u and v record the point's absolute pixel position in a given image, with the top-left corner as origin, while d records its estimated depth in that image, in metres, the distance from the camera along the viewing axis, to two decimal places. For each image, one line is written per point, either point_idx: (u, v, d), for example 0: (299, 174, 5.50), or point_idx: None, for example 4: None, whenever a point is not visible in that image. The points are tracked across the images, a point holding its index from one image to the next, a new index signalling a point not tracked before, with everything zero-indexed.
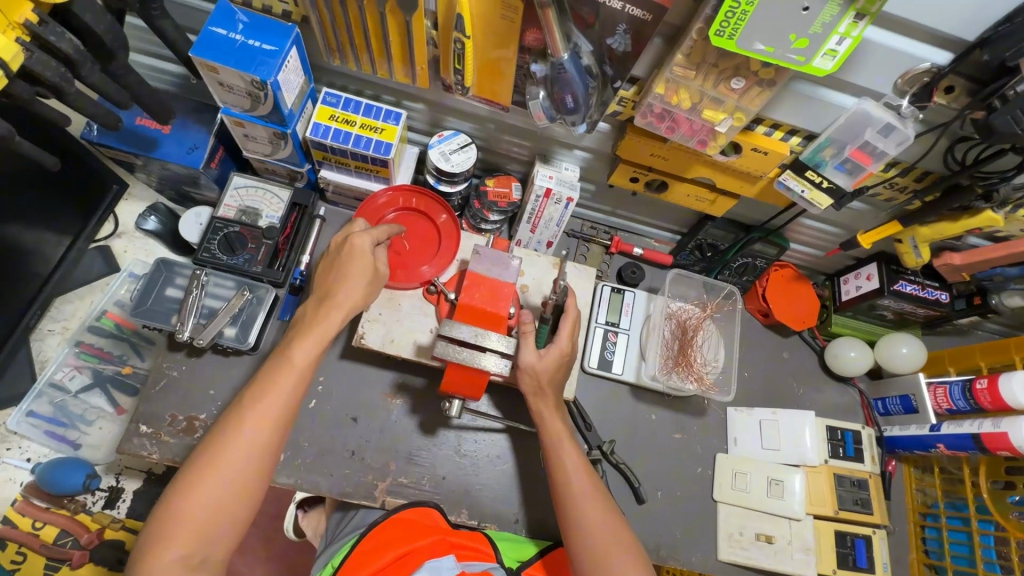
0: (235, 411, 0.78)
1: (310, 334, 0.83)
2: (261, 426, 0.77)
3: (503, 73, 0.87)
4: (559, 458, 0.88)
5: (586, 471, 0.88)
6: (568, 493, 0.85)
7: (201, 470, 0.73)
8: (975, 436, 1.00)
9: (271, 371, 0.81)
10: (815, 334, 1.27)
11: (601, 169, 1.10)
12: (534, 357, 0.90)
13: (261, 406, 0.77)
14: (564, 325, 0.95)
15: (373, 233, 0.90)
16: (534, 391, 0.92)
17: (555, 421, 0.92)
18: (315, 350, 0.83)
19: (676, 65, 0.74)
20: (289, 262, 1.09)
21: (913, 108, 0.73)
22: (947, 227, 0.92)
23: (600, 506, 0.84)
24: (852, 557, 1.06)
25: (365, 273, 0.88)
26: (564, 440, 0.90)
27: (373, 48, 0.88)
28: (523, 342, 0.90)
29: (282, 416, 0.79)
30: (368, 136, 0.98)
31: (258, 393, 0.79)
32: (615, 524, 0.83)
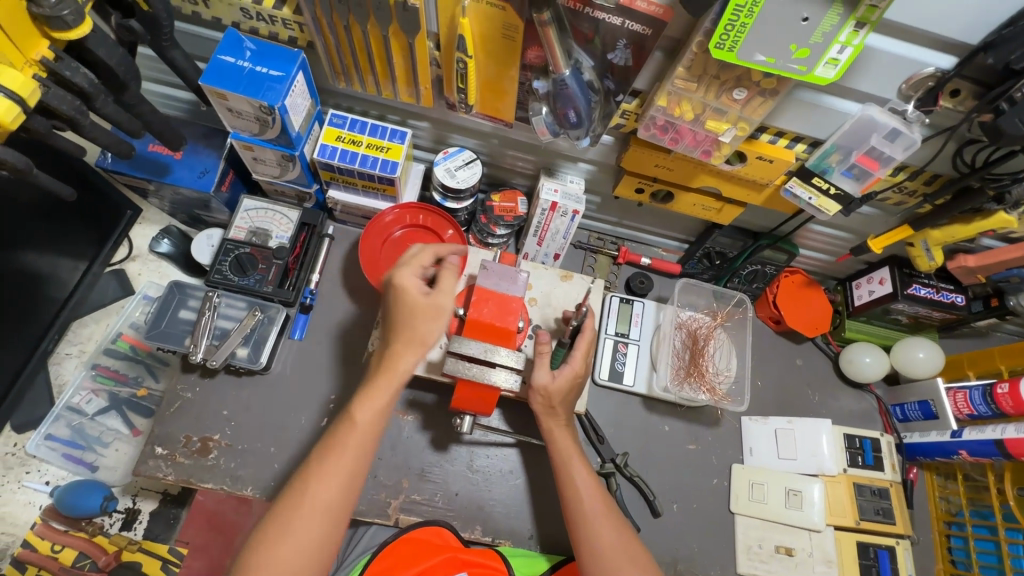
0: (303, 473, 0.76)
1: (374, 389, 0.80)
2: (330, 485, 0.74)
3: (505, 91, 0.88)
4: (569, 476, 0.87)
5: (597, 489, 0.87)
6: (578, 511, 0.84)
7: (274, 536, 0.71)
8: (998, 442, 0.98)
9: (337, 431, 0.78)
10: (829, 340, 1.25)
11: (606, 180, 1.10)
12: (549, 377, 0.90)
13: (328, 465, 0.75)
14: (581, 341, 0.95)
15: (414, 266, 0.85)
16: (546, 413, 0.92)
17: (565, 440, 0.91)
18: (379, 405, 0.79)
19: (677, 78, 0.74)
20: (299, 281, 1.11)
21: (919, 112, 0.73)
22: (960, 230, 0.91)
23: (612, 522, 0.83)
24: (876, 569, 1.03)
25: (419, 312, 0.81)
26: (574, 458, 0.89)
27: (377, 70, 0.89)
28: (539, 363, 0.90)
29: (349, 474, 0.76)
30: (375, 156, 1.00)
31: (324, 452, 0.77)
32: (625, 537, 0.82)
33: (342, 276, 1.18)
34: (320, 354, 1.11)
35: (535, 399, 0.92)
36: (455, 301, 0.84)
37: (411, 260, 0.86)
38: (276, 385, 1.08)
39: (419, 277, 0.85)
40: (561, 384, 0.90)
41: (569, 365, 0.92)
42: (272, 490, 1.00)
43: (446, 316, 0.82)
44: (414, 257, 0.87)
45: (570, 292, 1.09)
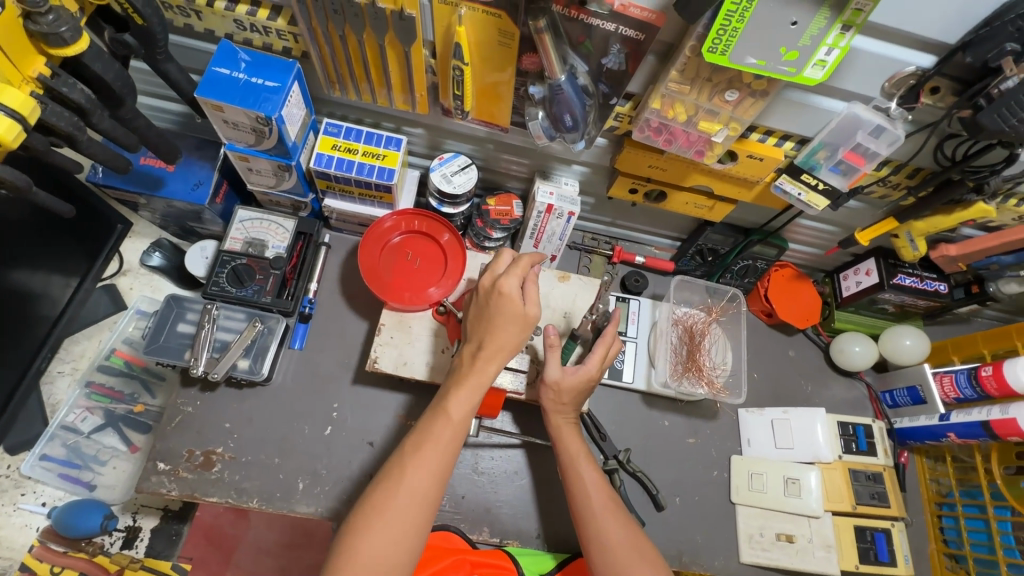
0: (397, 459, 0.76)
1: (467, 386, 0.80)
2: (425, 474, 0.74)
3: (501, 97, 0.89)
4: (575, 475, 0.89)
5: (604, 488, 0.88)
6: (585, 509, 0.86)
7: (371, 517, 0.71)
8: (984, 424, 1.01)
9: (429, 423, 0.79)
10: (819, 331, 1.29)
11: (599, 181, 1.12)
12: (559, 372, 0.92)
13: (422, 455, 0.75)
14: (599, 347, 0.94)
15: (518, 274, 0.84)
16: (556, 413, 0.95)
17: (571, 441, 0.93)
18: (471, 401, 0.80)
19: (671, 80, 0.76)
20: (297, 290, 1.10)
21: (902, 109, 0.76)
22: (943, 220, 0.94)
23: (619, 517, 0.84)
24: (874, 552, 1.06)
25: (516, 321, 0.82)
26: (581, 458, 0.91)
27: (373, 78, 0.90)
28: (549, 356, 0.93)
29: (441, 466, 0.76)
30: (371, 163, 1.00)
31: (418, 441, 0.77)
32: (631, 531, 0.83)
33: (339, 284, 1.18)
34: (321, 363, 1.11)
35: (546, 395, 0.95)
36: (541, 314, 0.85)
37: (513, 267, 0.85)
38: (278, 396, 1.08)
39: (518, 284, 0.85)
40: (572, 387, 0.92)
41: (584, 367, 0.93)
42: (278, 501, 1.00)
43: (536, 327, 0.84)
44: (514, 264, 0.86)
45: (568, 293, 1.11)
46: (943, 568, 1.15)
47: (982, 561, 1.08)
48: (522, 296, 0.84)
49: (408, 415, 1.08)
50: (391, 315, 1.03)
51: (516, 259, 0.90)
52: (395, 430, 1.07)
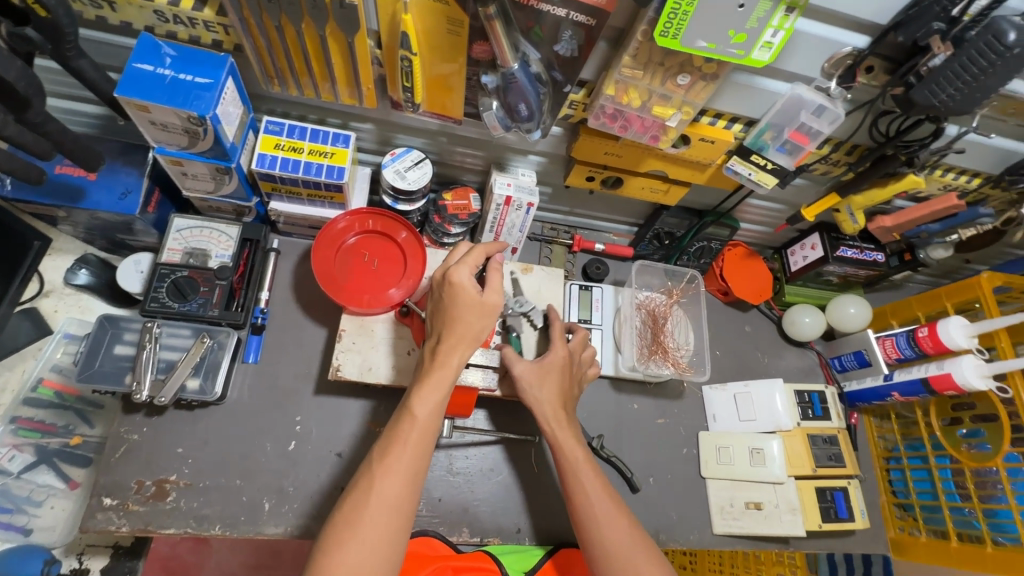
0: (365, 469, 0.72)
1: (431, 383, 0.76)
2: (396, 480, 0.70)
3: (453, 88, 0.86)
4: (574, 480, 0.84)
5: (605, 491, 0.83)
6: (587, 516, 0.81)
7: (342, 533, 0.67)
8: (924, 380, 1.09)
9: (395, 427, 0.74)
10: (771, 305, 1.35)
11: (555, 171, 1.12)
12: (532, 365, 0.90)
13: (390, 461, 0.71)
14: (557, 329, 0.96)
15: (469, 263, 0.82)
16: (550, 414, 0.89)
17: (569, 444, 0.87)
18: (438, 399, 0.75)
19: (624, 66, 0.76)
20: (247, 301, 1.04)
21: (841, 89, 0.78)
22: (878, 193, 1.00)
23: (620, 517, 0.81)
24: (833, 510, 1.12)
25: (474, 310, 0.79)
26: (580, 462, 0.86)
27: (315, 71, 0.85)
28: (510, 355, 0.90)
29: (413, 471, 0.71)
30: (318, 162, 0.95)
31: (385, 447, 0.72)
32: (629, 526, 0.80)
33: (293, 290, 1.12)
34: (279, 375, 1.06)
35: (530, 392, 0.90)
36: (501, 300, 0.82)
37: (464, 257, 0.83)
38: (234, 414, 1.01)
39: (473, 274, 0.82)
40: (548, 371, 0.91)
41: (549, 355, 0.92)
42: (243, 525, 0.94)
43: (496, 314, 0.81)
44: (466, 255, 0.84)
45: (532, 285, 1.11)
46: (893, 517, 1.23)
47: (926, 507, 1.18)
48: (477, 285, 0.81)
49: (376, 421, 1.04)
50: (352, 320, 0.99)
51: (469, 250, 0.87)
52: (365, 438, 1.03)
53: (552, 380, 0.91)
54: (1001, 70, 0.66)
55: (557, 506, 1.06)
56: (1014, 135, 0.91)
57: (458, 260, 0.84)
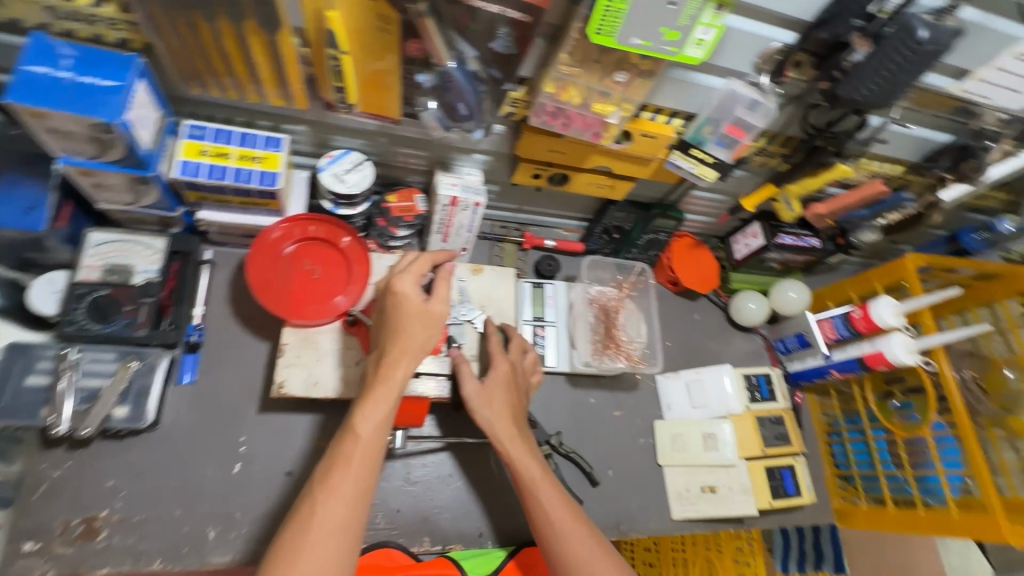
0: (308, 492, 0.69)
1: (374, 398, 0.73)
2: (341, 502, 0.67)
3: (388, 87, 0.83)
4: (533, 497, 0.81)
5: (566, 504, 0.81)
6: (546, 529, 0.79)
7: (284, 562, 0.63)
8: (859, 359, 1.16)
9: (339, 445, 0.72)
10: (719, 293, 1.39)
11: (501, 169, 1.10)
12: (476, 384, 0.89)
13: (333, 481, 0.68)
14: (494, 346, 0.96)
15: (414, 272, 0.81)
16: (504, 433, 0.87)
17: (525, 462, 0.84)
18: (383, 414, 0.73)
19: (561, 63, 0.75)
20: (179, 318, 0.97)
21: (771, 83, 0.81)
22: (811, 182, 1.04)
23: (581, 528, 0.79)
24: (782, 487, 1.18)
25: (418, 320, 0.77)
26: (538, 480, 0.82)
27: (237, 71, 0.79)
28: (463, 374, 0.89)
29: (359, 491, 0.68)
30: (249, 168, 0.89)
31: (327, 468, 0.70)
32: (590, 535, 0.79)
33: (230, 303, 1.05)
34: (219, 395, 1.00)
35: (480, 413, 0.88)
36: (448, 309, 0.80)
37: (408, 266, 0.82)
38: (170, 440, 0.95)
39: (418, 283, 0.81)
40: (494, 391, 0.90)
41: (494, 372, 0.92)
42: (186, 557, 0.89)
43: (443, 323, 0.79)
44: (410, 263, 0.82)
45: (482, 286, 1.09)
46: (837, 488, 1.30)
47: (865, 476, 1.25)
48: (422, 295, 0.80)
49: (327, 435, 1.00)
50: (295, 333, 0.95)
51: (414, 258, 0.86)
52: (316, 454, 0.99)
53: (500, 398, 0.89)
54: (914, 67, 0.69)
55: (517, 508, 1.06)
56: (930, 125, 0.97)
57: (403, 269, 0.82)
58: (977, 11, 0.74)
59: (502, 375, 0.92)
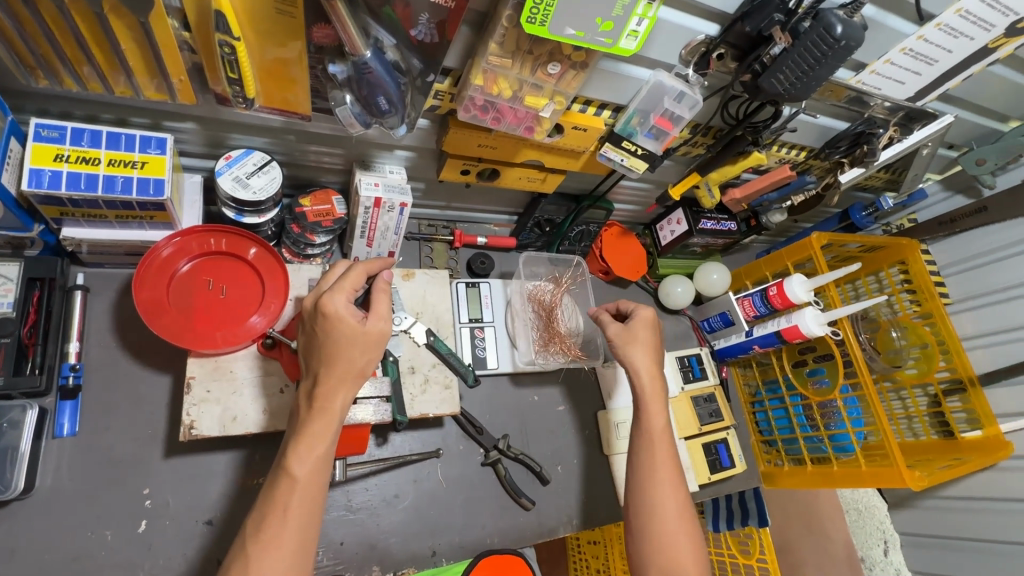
0: (240, 549, 0.62)
1: (310, 434, 0.67)
2: (278, 559, 0.61)
3: (294, 79, 0.72)
4: (648, 443, 0.91)
5: (671, 461, 0.89)
6: (647, 474, 0.88)
7: None
8: (778, 333, 1.23)
9: (272, 492, 0.65)
10: (647, 279, 1.43)
11: (427, 165, 1.03)
12: (621, 328, 1.01)
13: (267, 535, 0.62)
14: (629, 304, 1.08)
15: (346, 289, 0.71)
16: (644, 380, 0.95)
17: (656, 414, 0.93)
18: (321, 453, 0.66)
19: (491, 54, 0.69)
20: (47, 359, 0.82)
21: (698, 75, 0.81)
22: (731, 169, 1.07)
23: (674, 489, 0.87)
24: (719, 461, 1.24)
25: (356, 344, 0.69)
26: (658, 432, 0.91)
27: (95, 57, 0.64)
28: (604, 321, 1.04)
29: (299, 542, 0.63)
30: (125, 176, 0.75)
31: (260, 519, 0.63)
32: (680, 504, 0.86)
33: (115, 335, 0.89)
34: (108, 444, 0.84)
35: (626, 351, 0.99)
36: (389, 326, 0.73)
37: (339, 282, 0.72)
38: (50, 507, 0.79)
39: (352, 301, 0.72)
40: (638, 342, 0.99)
41: (636, 316, 1.02)
42: None
43: (383, 343, 0.72)
44: (341, 278, 0.73)
45: (415, 292, 1.03)
46: (762, 453, 1.40)
47: (786, 440, 1.35)
48: (358, 314, 0.71)
49: (251, 473, 0.88)
50: (201, 363, 0.82)
51: (348, 267, 0.77)
52: (239, 497, 0.87)
53: (640, 345, 0.99)
54: (831, 61, 0.71)
55: (470, 515, 1.03)
56: (831, 114, 1.05)
57: (335, 283, 0.73)
58: (876, 9, 0.79)
59: (646, 329, 1.00)
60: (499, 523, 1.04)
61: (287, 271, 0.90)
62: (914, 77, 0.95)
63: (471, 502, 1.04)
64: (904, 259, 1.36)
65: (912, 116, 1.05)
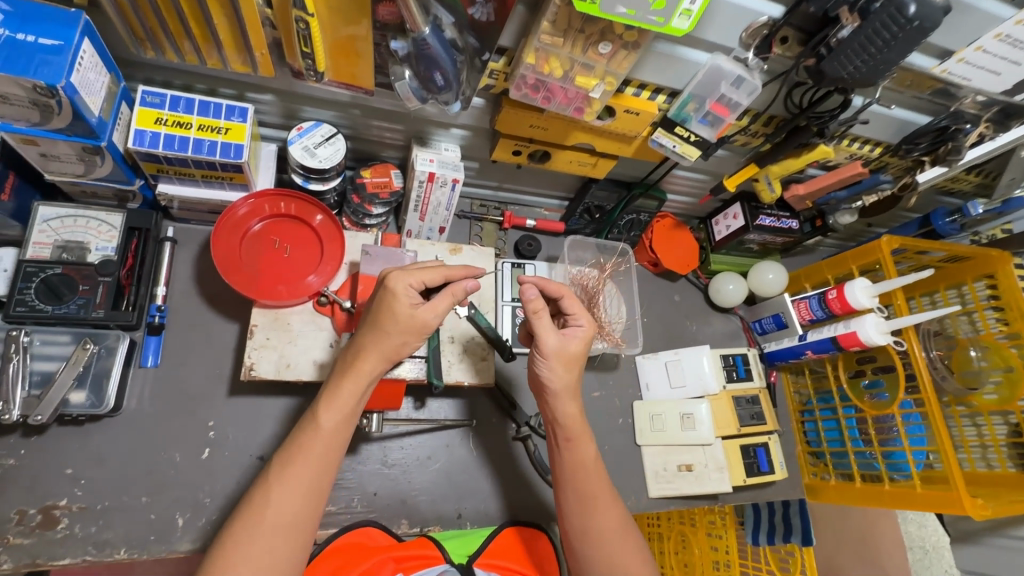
0: (260, 480, 0.70)
1: (339, 394, 0.73)
2: (293, 495, 0.69)
3: (359, 54, 0.78)
4: (579, 475, 0.84)
5: (604, 480, 0.85)
6: (585, 495, 0.83)
7: (229, 554, 0.65)
8: (833, 339, 1.16)
9: (298, 438, 0.72)
10: (698, 274, 1.40)
11: (480, 144, 1.06)
12: (557, 341, 0.84)
13: (290, 472, 0.69)
14: (572, 303, 0.89)
15: (414, 274, 0.75)
16: (569, 412, 0.85)
17: (586, 443, 0.86)
18: (348, 414, 0.73)
19: (543, 32, 0.71)
20: (139, 298, 0.93)
21: (758, 60, 0.79)
22: (793, 163, 1.03)
23: (614, 508, 0.84)
24: (756, 465, 1.20)
25: (404, 325, 0.73)
26: (589, 460, 0.85)
27: (193, 31, 0.73)
28: (541, 327, 0.83)
29: (313, 487, 0.70)
30: (210, 140, 0.84)
31: (285, 459, 0.71)
32: (623, 524, 0.83)
33: (195, 284, 1.00)
34: (185, 377, 0.95)
35: (544, 369, 0.84)
36: (440, 324, 0.76)
37: (412, 268, 0.76)
38: (134, 426, 0.91)
39: (413, 285, 0.75)
40: (566, 358, 0.84)
41: (573, 333, 0.87)
42: (153, 545, 0.86)
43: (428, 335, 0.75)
44: (418, 267, 0.76)
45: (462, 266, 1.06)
46: (808, 465, 1.34)
47: (835, 453, 1.28)
48: (414, 303, 0.74)
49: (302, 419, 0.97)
50: (264, 314, 0.90)
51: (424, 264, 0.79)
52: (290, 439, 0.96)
53: (572, 366, 0.85)
54: (902, 44, 0.68)
55: (497, 485, 1.06)
56: (910, 106, 0.97)
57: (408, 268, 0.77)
58: None
59: (580, 345, 0.86)
60: (524, 497, 1.07)
61: (346, 234, 0.97)
62: (1013, 66, 0.86)
63: (499, 474, 1.07)
64: (993, 273, 1.23)
65: (1009, 112, 0.96)
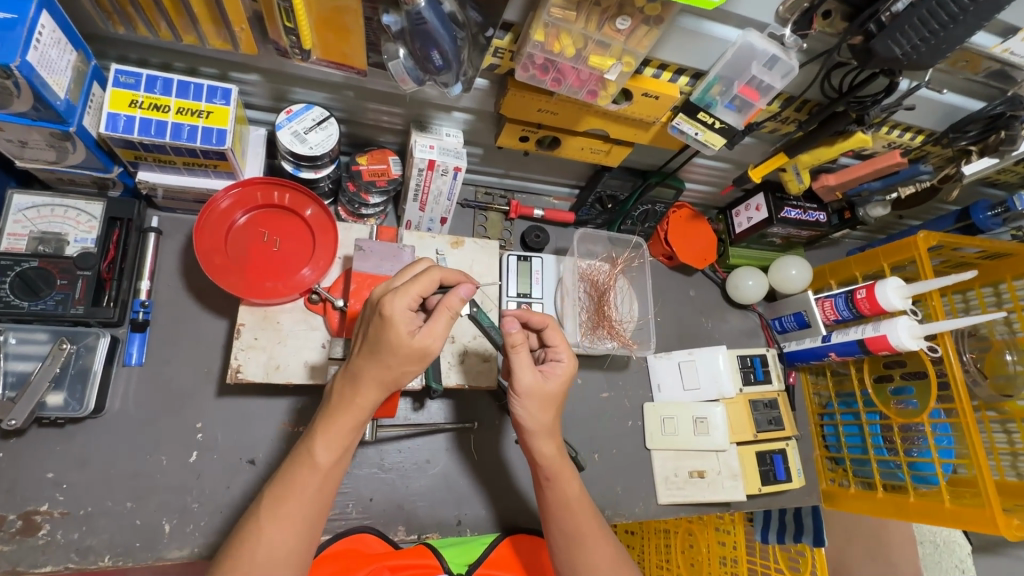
0: (251, 515, 0.66)
1: (337, 426, 0.68)
2: (287, 533, 0.65)
3: (349, 30, 0.70)
4: (565, 517, 0.78)
5: (593, 514, 0.80)
6: (572, 533, 0.78)
7: None
8: (860, 341, 1.09)
9: (292, 470, 0.67)
10: (716, 268, 1.32)
11: (485, 129, 0.98)
12: (535, 378, 0.77)
13: (282, 512, 0.65)
14: (556, 334, 0.81)
15: (412, 294, 0.66)
16: (548, 450, 0.80)
17: (569, 479, 0.80)
18: (346, 445, 0.69)
19: (552, 6, 0.63)
20: (120, 294, 0.88)
21: (797, 37, 0.69)
22: (825, 151, 0.94)
23: (607, 543, 0.78)
24: (773, 473, 1.14)
25: (402, 354, 0.66)
26: (573, 499, 0.79)
27: (163, 4, 0.66)
28: (518, 364, 0.76)
29: (308, 523, 0.66)
30: (190, 125, 0.77)
31: (278, 495, 0.66)
32: (616, 560, 0.77)
33: (181, 277, 0.95)
34: (171, 376, 0.91)
35: (521, 406, 0.79)
36: (443, 346, 0.68)
37: (408, 285, 0.66)
38: (118, 428, 0.87)
39: (411, 306, 0.67)
40: (544, 399, 0.78)
41: (550, 368, 0.80)
42: (138, 552, 0.83)
43: (428, 359, 0.68)
44: (413, 279, 0.67)
45: (463, 260, 1.00)
46: (825, 470, 1.28)
47: (856, 460, 1.22)
48: (414, 326, 0.67)
49: (294, 422, 0.92)
50: (252, 312, 0.85)
51: (423, 270, 0.71)
52: (282, 441, 0.91)
53: (549, 407, 0.79)
54: (971, 19, 0.60)
55: (499, 490, 1.02)
56: (961, 90, 0.88)
57: (402, 283, 0.67)
58: None
59: (558, 383, 0.79)
60: (526, 503, 1.02)
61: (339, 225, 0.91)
62: None
63: (501, 479, 1.02)
64: None
65: None
